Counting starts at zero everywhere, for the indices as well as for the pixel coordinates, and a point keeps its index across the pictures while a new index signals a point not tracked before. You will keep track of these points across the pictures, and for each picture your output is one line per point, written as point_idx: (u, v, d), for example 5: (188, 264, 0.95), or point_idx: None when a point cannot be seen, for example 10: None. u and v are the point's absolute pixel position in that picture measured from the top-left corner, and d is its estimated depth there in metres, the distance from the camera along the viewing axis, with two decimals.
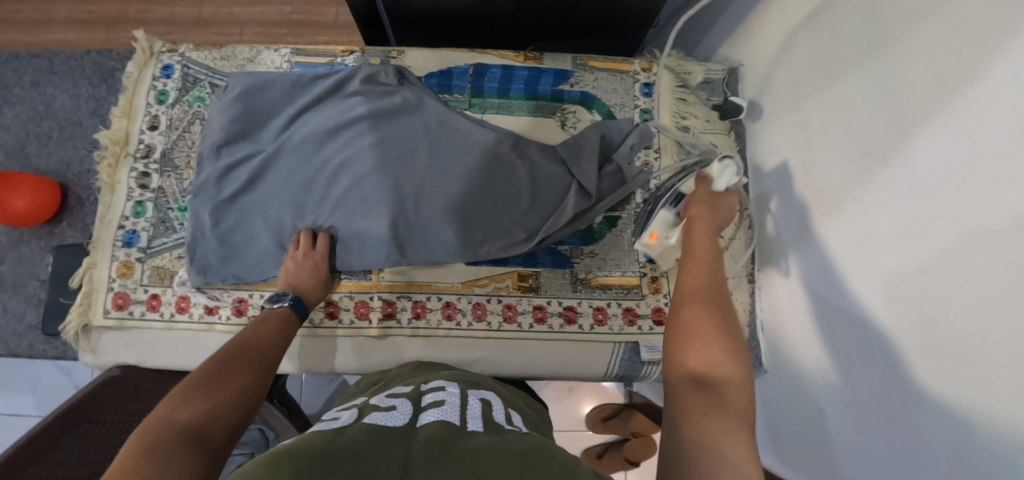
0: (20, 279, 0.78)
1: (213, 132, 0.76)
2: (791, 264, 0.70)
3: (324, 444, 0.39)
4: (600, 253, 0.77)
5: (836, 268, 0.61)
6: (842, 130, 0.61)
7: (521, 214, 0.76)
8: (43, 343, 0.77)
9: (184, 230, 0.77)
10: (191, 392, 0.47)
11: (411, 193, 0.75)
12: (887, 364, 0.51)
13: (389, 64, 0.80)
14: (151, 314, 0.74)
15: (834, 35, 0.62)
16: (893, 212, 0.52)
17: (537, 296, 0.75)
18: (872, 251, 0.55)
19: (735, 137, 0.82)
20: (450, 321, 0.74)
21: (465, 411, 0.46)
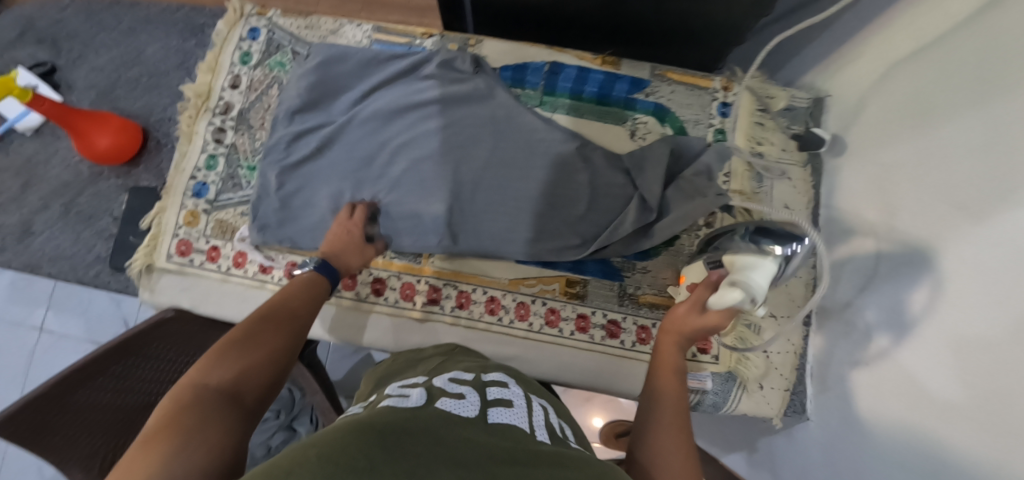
0: (94, 213, 0.82)
1: (289, 98, 0.78)
2: (846, 312, 0.67)
3: (400, 423, 0.42)
4: (652, 270, 0.75)
5: (900, 324, 0.58)
6: (915, 186, 0.59)
7: (576, 219, 0.75)
8: (108, 276, 0.81)
9: (250, 189, 0.79)
10: (224, 355, 0.49)
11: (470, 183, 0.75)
12: (951, 430, 0.49)
13: (467, 52, 0.80)
14: (210, 264, 0.77)
15: (934, 79, 0.59)
16: (981, 273, 0.49)
17: (582, 304, 0.74)
18: (951, 311, 0.52)
19: (812, 171, 0.77)
20: (491, 316, 0.74)
21: (532, 418, 0.49)
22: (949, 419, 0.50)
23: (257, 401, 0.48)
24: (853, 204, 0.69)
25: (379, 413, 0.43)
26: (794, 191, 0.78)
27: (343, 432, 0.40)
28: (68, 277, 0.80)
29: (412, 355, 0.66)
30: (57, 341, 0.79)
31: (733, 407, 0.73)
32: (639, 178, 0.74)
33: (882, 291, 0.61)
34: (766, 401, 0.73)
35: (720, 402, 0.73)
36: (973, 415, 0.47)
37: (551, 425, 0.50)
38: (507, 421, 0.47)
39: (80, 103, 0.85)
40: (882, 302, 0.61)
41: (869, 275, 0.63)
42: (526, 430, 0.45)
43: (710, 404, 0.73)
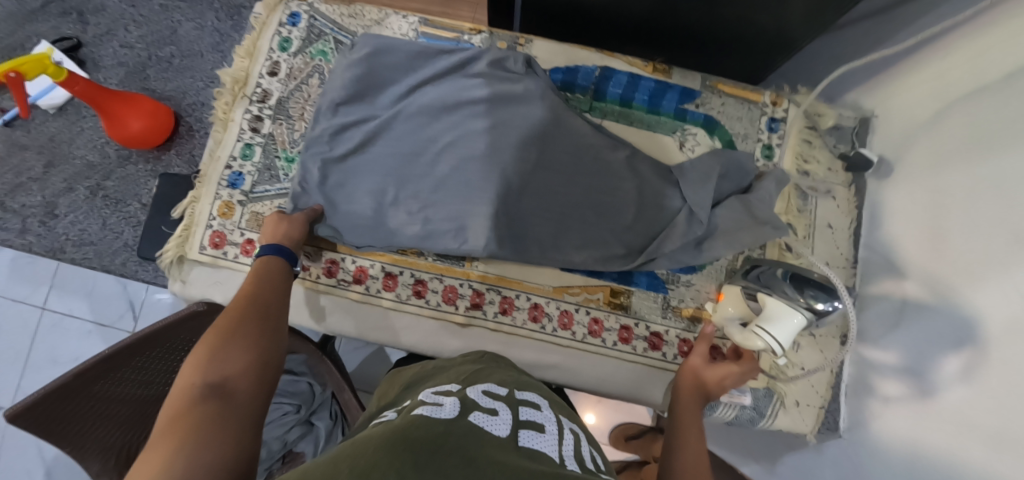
0: (123, 198, 0.79)
1: (334, 90, 0.76)
2: (893, 333, 0.68)
3: (435, 441, 0.41)
4: (695, 284, 0.75)
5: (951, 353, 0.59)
6: (969, 216, 0.61)
7: (623, 229, 0.74)
8: (135, 264, 0.79)
9: (288, 181, 0.77)
10: (209, 360, 0.47)
11: (517, 187, 0.73)
12: (1000, 461, 0.49)
13: (518, 52, 0.78)
14: (244, 258, 0.75)
15: (998, 108, 0.58)
16: None
17: (625, 315, 0.74)
18: (1009, 343, 0.52)
19: (855, 191, 0.79)
20: (535, 324, 0.73)
21: (562, 447, 0.48)
22: (1000, 450, 0.50)
23: (248, 396, 0.46)
24: (906, 229, 0.70)
25: (415, 430, 0.42)
26: (837, 210, 0.80)
27: (378, 451, 0.39)
28: (93, 263, 0.78)
29: (437, 365, 0.65)
30: (62, 322, 0.77)
31: (769, 421, 0.74)
32: (690, 190, 0.73)
33: (939, 316, 0.62)
34: (801, 417, 0.75)
35: (757, 414, 0.74)
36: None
37: (583, 458, 0.49)
38: (539, 447, 0.46)
39: (109, 81, 0.81)
40: (937, 327, 0.62)
41: (925, 300, 0.64)
42: (559, 461, 0.45)
43: (747, 417, 0.74)
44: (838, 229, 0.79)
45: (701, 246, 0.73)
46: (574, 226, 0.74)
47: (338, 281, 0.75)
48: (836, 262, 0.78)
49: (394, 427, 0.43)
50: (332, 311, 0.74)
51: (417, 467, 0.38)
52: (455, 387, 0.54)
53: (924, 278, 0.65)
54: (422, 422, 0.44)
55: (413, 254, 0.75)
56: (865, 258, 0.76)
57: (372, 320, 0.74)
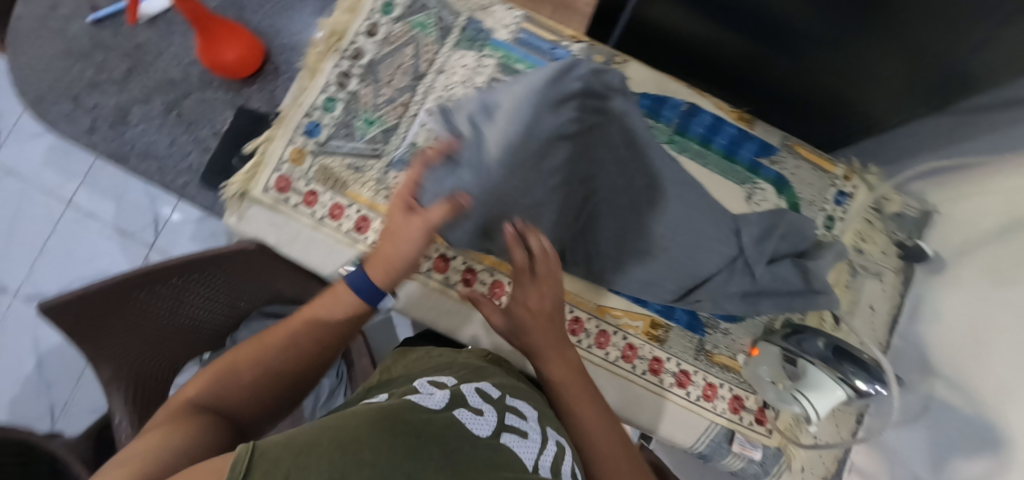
0: (196, 121, 0.79)
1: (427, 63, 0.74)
2: (915, 425, 0.70)
3: (419, 427, 0.42)
4: (732, 333, 0.77)
5: (974, 461, 0.61)
6: (1012, 339, 0.62)
7: (678, 266, 0.75)
8: (194, 189, 0.79)
9: (362, 142, 0.77)
10: (219, 381, 0.53)
11: (585, 200, 0.74)
12: None
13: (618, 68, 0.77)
14: (305, 208, 0.76)
15: None
16: None
17: (660, 349, 0.76)
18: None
19: (902, 279, 0.80)
20: (573, 337, 0.75)
21: (540, 457, 0.48)
22: None
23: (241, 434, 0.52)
24: (947, 331, 0.72)
25: (403, 411, 0.44)
26: (880, 293, 0.80)
27: (361, 424, 0.40)
28: (154, 178, 0.78)
29: (440, 353, 0.65)
30: None
31: None
32: (750, 243, 0.73)
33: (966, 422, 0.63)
34: None
35: (763, 471, 0.75)
36: None
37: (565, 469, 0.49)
38: (521, 454, 0.46)
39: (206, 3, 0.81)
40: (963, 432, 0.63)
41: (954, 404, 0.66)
42: (529, 468, 0.44)
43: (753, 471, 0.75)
44: (877, 311, 0.80)
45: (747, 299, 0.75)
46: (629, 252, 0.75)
47: None
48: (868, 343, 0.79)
49: (382, 406, 0.45)
50: None
51: (394, 442, 0.39)
52: (450, 380, 0.55)
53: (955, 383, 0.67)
54: (409, 407, 0.45)
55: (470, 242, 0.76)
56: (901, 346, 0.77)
57: (416, 297, 0.75)
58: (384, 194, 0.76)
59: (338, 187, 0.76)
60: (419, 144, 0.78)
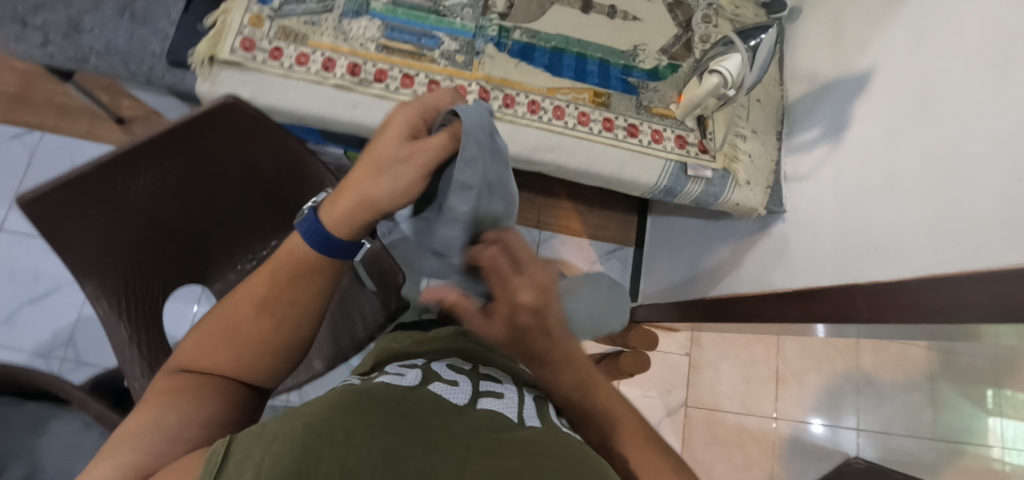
0: (150, 18, 0.85)
1: (188, 27, 0.83)
2: (793, 135, 0.92)
3: (390, 403, 0.47)
4: (661, 89, 0.90)
5: (815, 152, 0.86)
6: (855, 16, 0.83)
7: (589, 48, 0.90)
8: (162, 73, 0.84)
9: (312, 3, 0.87)
10: (369, 198, 0.51)
11: (502, 16, 0.90)
12: (893, 206, 0.70)
13: (345, 23, 0.86)
14: (244, 53, 0.83)
15: None
16: (881, 113, 0.75)
17: (607, 111, 0.88)
18: (873, 141, 0.76)
19: (778, 32, 0.98)
20: (533, 115, 0.85)
21: (521, 407, 0.53)
22: (860, 205, 0.76)
23: (249, 421, 0.51)
24: (813, 42, 0.91)
25: (372, 390, 0.48)
26: None
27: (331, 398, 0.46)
28: (119, 71, 0.83)
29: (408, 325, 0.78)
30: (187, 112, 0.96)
31: (729, 197, 0.88)
32: (640, 28, 0.93)
33: (820, 117, 0.87)
34: (752, 194, 0.89)
35: (718, 190, 0.88)
36: (880, 199, 0.73)
37: (543, 411, 0.54)
38: (494, 408, 0.52)
39: None
40: (818, 126, 0.87)
41: (852, 75, 0.82)
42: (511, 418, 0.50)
43: (711, 192, 0.88)
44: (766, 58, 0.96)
45: (654, 53, 0.92)
46: (545, 42, 0.90)
47: (361, 78, 0.84)
48: (768, 83, 0.95)
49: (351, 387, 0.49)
50: (358, 106, 0.84)
51: (362, 410, 0.45)
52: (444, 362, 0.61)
53: (836, 70, 0.85)
54: (384, 386, 0.50)
55: (425, 57, 0.86)
56: (792, 81, 0.95)
57: None
58: (344, 37, 0.85)
59: (302, 38, 0.85)
60: None
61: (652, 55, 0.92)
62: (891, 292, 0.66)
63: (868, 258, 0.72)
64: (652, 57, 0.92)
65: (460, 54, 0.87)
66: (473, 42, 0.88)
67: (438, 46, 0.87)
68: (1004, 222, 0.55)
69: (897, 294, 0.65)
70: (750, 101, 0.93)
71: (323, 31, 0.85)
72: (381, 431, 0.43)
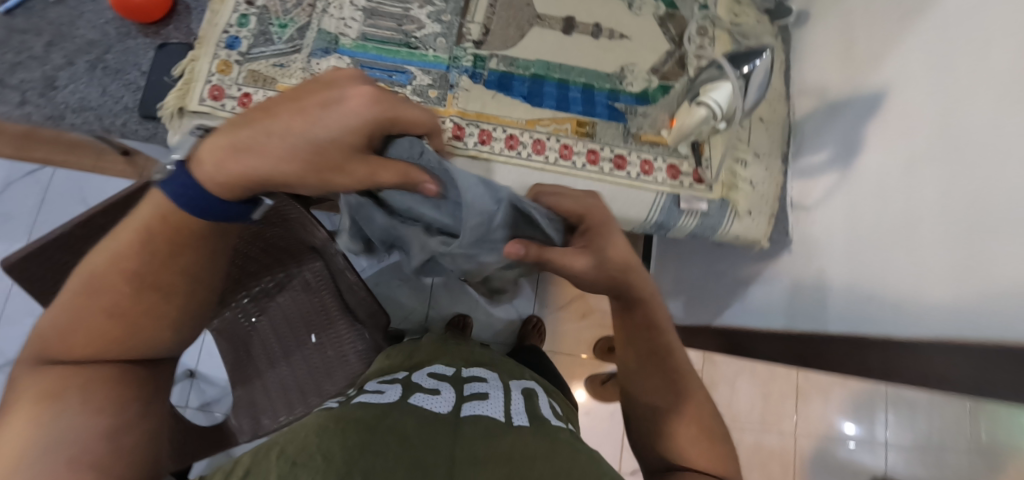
0: (122, 68, 0.84)
1: (157, 78, 0.82)
2: (801, 156, 0.83)
3: (375, 422, 0.49)
4: (652, 114, 0.83)
5: (824, 178, 0.78)
6: (869, 27, 0.74)
7: (571, 73, 0.84)
8: (135, 125, 0.83)
9: (281, 43, 0.83)
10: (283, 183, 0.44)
11: (478, 44, 0.84)
12: (910, 249, 0.62)
13: (315, 62, 0.83)
14: (214, 103, 0.80)
15: None
16: (897, 138, 0.66)
17: (591, 141, 0.82)
18: (886, 170, 0.67)
19: (782, 41, 0.89)
20: (511, 151, 0.80)
21: (507, 406, 0.60)
22: (870, 242, 0.68)
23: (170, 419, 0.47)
24: (823, 53, 0.82)
25: (348, 412, 0.51)
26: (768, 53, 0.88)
27: (312, 428, 0.48)
28: (93, 126, 0.81)
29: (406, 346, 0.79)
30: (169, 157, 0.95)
31: (727, 230, 0.81)
32: (627, 47, 0.86)
33: (828, 137, 0.78)
34: (754, 225, 0.81)
35: (716, 223, 0.81)
36: (894, 238, 0.64)
37: (526, 408, 0.61)
38: (480, 411, 0.57)
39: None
40: (826, 148, 0.78)
41: (864, 93, 0.73)
42: (497, 417, 0.56)
43: (708, 224, 0.81)
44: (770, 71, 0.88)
45: (643, 73, 0.85)
46: (523, 69, 0.84)
47: None
48: (772, 98, 0.87)
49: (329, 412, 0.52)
50: None
51: (353, 431, 0.47)
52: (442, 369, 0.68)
53: (848, 87, 0.76)
54: (364, 405, 0.53)
55: (397, 94, 0.82)
56: (798, 94, 0.86)
57: None
58: (314, 78, 0.82)
59: (272, 83, 0.82)
60: (334, 34, 0.84)
61: (641, 76, 0.85)
62: (894, 351, 0.58)
63: (880, 306, 0.64)
64: (641, 79, 0.85)
65: (433, 88, 0.82)
66: (447, 75, 0.83)
67: (411, 82, 0.82)
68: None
69: (902, 355, 0.57)
70: (751, 122, 0.85)
71: (293, 72, 0.82)
72: (362, 449, 0.45)
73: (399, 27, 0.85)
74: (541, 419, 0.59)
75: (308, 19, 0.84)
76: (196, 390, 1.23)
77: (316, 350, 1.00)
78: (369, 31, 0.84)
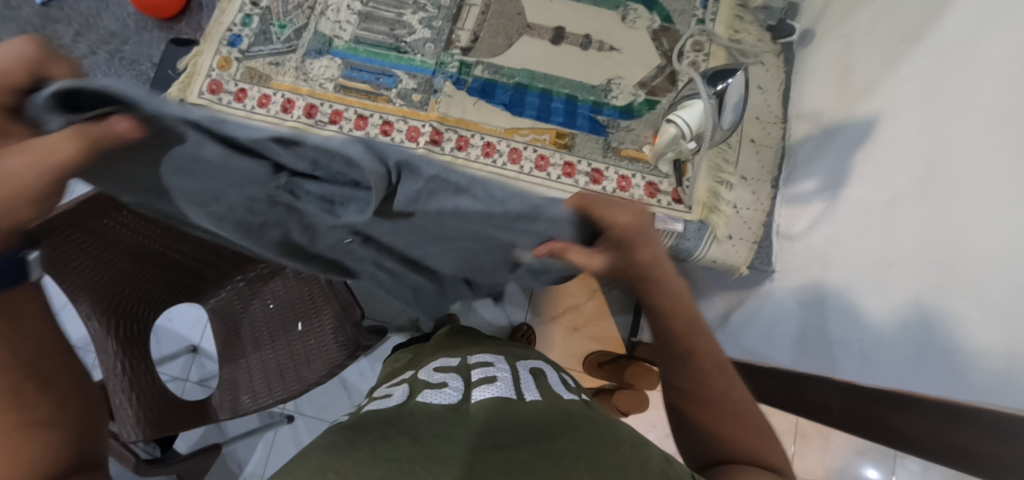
0: (137, 59, 0.90)
1: (165, 70, 0.88)
2: (792, 184, 0.79)
3: (386, 426, 0.49)
4: (634, 129, 0.81)
5: (810, 208, 0.74)
6: (869, 49, 0.69)
7: (556, 83, 0.84)
8: None
9: (279, 43, 0.87)
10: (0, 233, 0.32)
11: (466, 52, 0.85)
12: (886, 291, 0.57)
13: (308, 62, 0.86)
14: (211, 96, 0.84)
15: (887, 6, 0.68)
16: (885, 170, 0.62)
17: (569, 153, 0.80)
18: (871, 204, 0.63)
19: (785, 60, 0.85)
20: (487, 159, 0.81)
21: (518, 387, 0.57)
22: (848, 279, 0.63)
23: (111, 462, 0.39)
24: (821, 75, 0.78)
25: (362, 420, 0.52)
26: (767, 74, 0.85)
27: (327, 440, 0.48)
28: None
29: (411, 350, 0.78)
30: None
31: (704, 254, 0.78)
32: (617, 62, 0.84)
33: (817, 164, 0.74)
34: (735, 251, 0.77)
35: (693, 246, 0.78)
36: (871, 277, 0.60)
37: (536, 388, 0.59)
38: (491, 395, 0.55)
39: None
40: (813, 175, 0.74)
41: (855, 121, 0.69)
42: (512, 400, 0.54)
43: (685, 248, 0.78)
44: (768, 90, 0.84)
45: (630, 87, 0.83)
46: (507, 77, 0.84)
47: (319, 119, 0.83)
48: (767, 118, 0.83)
49: (349, 422, 0.53)
50: None
51: (368, 438, 0.47)
52: (453, 360, 0.65)
53: (841, 112, 0.72)
54: (376, 414, 0.53)
55: (382, 96, 0.84)
56: (796, 116, 0.82)
57: None
58: (306, 78, 0.85)
59: (267, 80, 0.85)
60: (329, 36, 0.87)
61: (628, 89, 0.83)
62: (858, 400, 0.55)
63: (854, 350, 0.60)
64: (627, 92, 0.83)
65: (417, 92, 0.84)
66: (432, 80, 0.84)
67: (397, 85, 0.84)
68: (989, 351, 0.44)
69: (864, 407, 0.54)
70: (738, 144, 0.82)
71: (286, 70, 0.85)
72: (375, 456, 0.44)
73: (392, 31, 0.87)
74: (555, 400, 0.57)
75: (306, 21, 0.87)
76: (197, 364, 1.30)
77: (300, 337, 1.03)
78: (363, 34, 0.87)
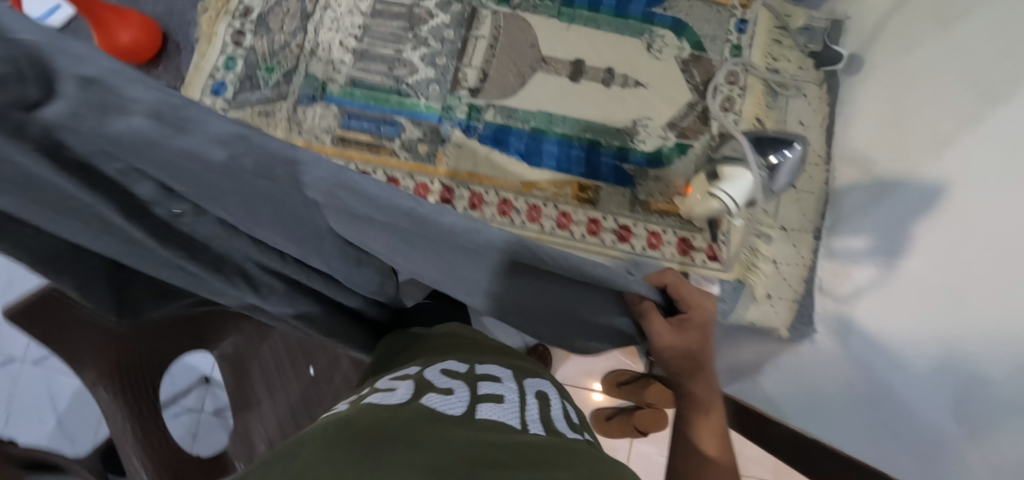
0: None
1: None
2: (837, 240, 0.72)
3: None
4: (664, 179, 0.74)
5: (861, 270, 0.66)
6: (933, 91, 0.61)
7: (575, 127, 0.75)
8: None
9: (268, 88, 0.78)
10: None
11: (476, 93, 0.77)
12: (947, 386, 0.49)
13: (302, 110, 0.77)
14: None
15: (960, 44, 0.58)
16: (956, 248, 0.54)
17: (594, 209, 0.73)
18: (937, 283, 0.55)
19: (828, 90, 0.77)
20: (503, 218, 0.73)
21: None
22: (902, 361, 0.56)
23: None
24: (872, 116, 0.70)
25: None
26: (808, 108, 0.77)
27: None
28: None
29: None
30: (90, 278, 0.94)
31: (740, 314, 0.73)
32: (642, 100, 0.76)
33: (868, 223, 0.67)
34: (774, 311, 0.73)
35: (729, 306, 0.73)
36: (931, 365, 0.52)
37: None
38: None
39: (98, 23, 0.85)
40: (865, 233, 0.67)
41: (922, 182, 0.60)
42: None
43: (718, 310, 0.73)
44: (809, 126, 0.76)
45: (659, 129, 0.75)
46: (523, 122, 0.76)
47: None
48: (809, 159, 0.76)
49: None
50: None
51: None
52: None
53: (899, 167, 0.64)
54: None
55: (385, 148, 0.76)
56: (840, 158, 0.74)
57: None
58: (296, 128, 0.76)
59: None
60: (322, 79, 0.78)
61: (655, 133, 0.75)
62: None
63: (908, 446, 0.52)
64: (656, 136, 0.75)
65: (423, 143, 0.76)
66: (440, 128, 0.76)
67: (400, 135, 0.76)
68: None
69: None
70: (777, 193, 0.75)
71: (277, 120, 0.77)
72: None
73: (392, 71, 0.78)
74: None
75: (297, 62, 0.79)
76: None
77: None
78: (360, 76, 0.78)
